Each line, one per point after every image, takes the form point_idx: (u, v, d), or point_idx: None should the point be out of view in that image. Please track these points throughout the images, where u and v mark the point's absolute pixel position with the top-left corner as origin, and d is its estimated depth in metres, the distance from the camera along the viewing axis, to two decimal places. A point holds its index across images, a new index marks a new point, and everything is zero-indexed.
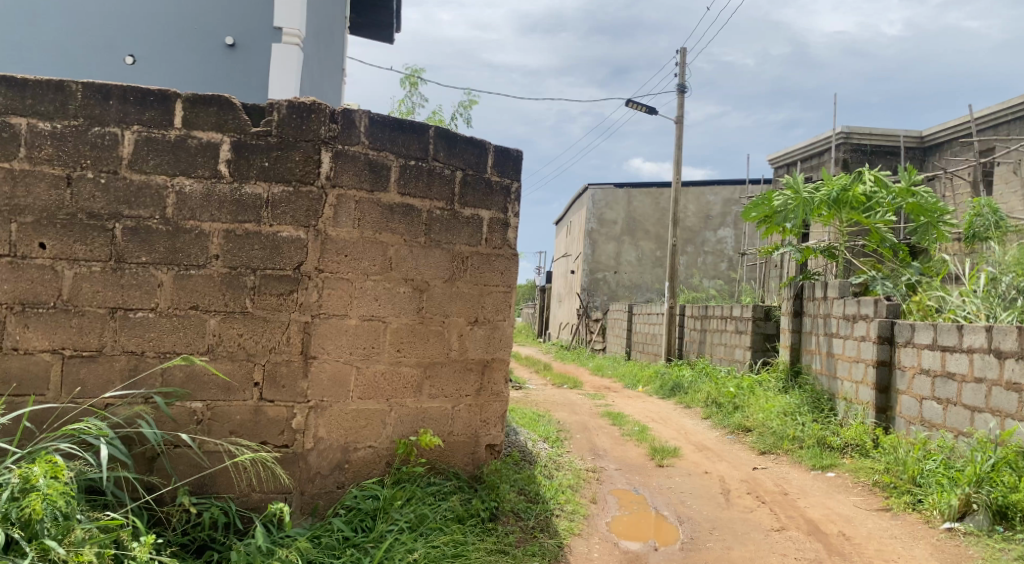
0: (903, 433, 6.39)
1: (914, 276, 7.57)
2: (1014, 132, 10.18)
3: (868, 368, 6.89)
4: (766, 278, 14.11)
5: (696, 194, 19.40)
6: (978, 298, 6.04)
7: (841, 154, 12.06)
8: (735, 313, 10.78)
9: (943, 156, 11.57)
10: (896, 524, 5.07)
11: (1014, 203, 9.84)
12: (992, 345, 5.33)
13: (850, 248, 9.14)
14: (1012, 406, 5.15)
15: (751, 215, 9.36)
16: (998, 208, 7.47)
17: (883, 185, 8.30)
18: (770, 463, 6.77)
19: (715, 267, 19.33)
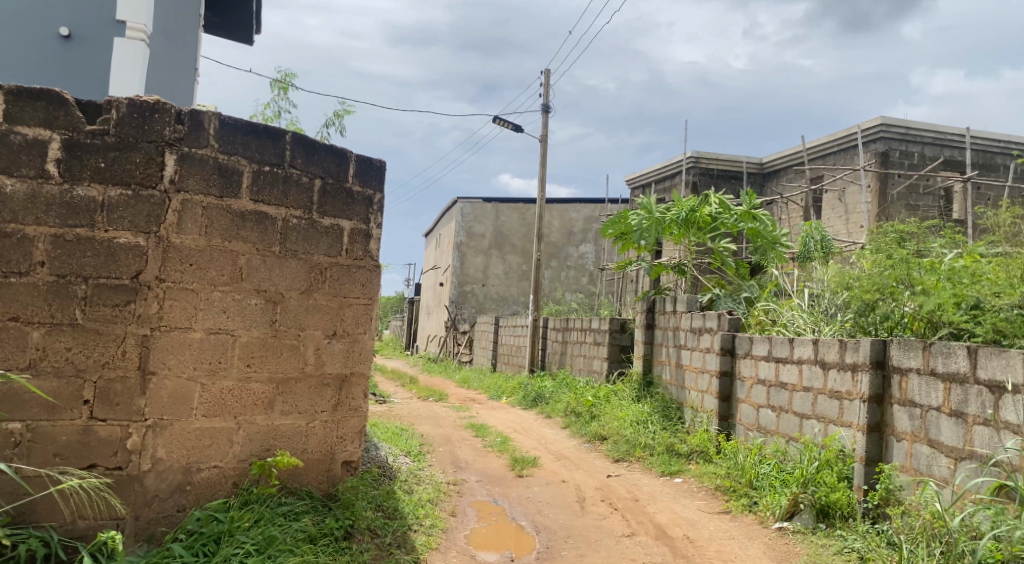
0: (741, 439, 6.77)
1: (751, 292, 8.05)
2: (840, 162, 11.05)
3: (711, 379, 7.25)
4: (625, 293, 14.62)
5: (560, 210, 19.87)
6: (805, 313, 6.52)
7: (691, 177, 12.74)
8: (593, 326, 11.09)
9: (780, 182, 12.40)
10: (735, 526, 5.34)
11: (838, 227, 10.79)
12: (818, 357, 5.68)
13: (697, 265, 9.58)
14: (833, 412, 5.45)
15: (608, 231, 9.61)
16: (825, 231, 8.11)
17: (726, 207, 8.81)
18: (623, 470, 6.99)
19: (577, 281, 19.84)
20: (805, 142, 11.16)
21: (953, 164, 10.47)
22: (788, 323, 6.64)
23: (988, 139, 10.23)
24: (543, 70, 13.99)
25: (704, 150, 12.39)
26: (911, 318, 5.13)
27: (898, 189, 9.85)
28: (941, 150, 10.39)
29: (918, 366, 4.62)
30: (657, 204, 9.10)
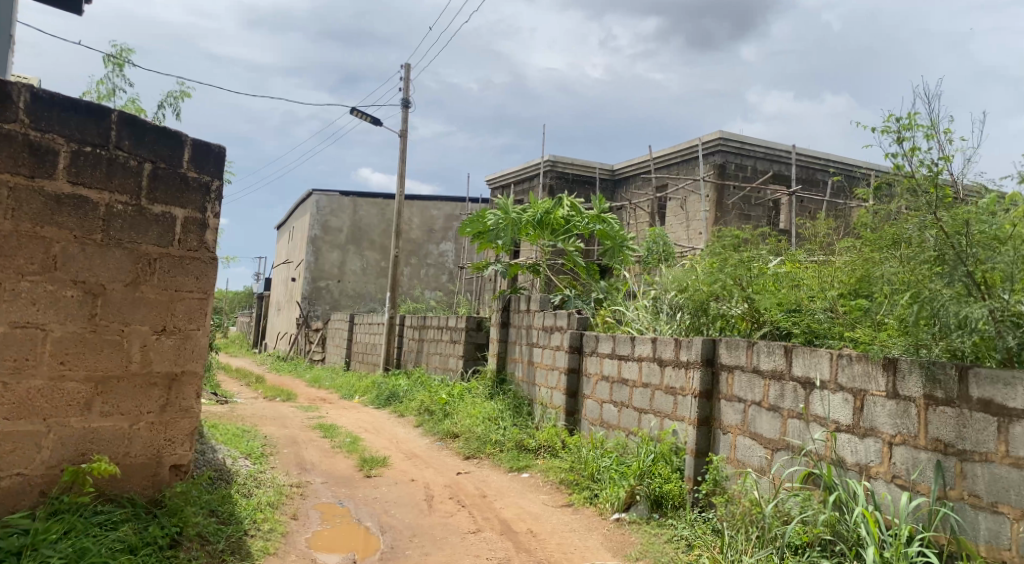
0: (586, 434, 6.95)
1: (600, 292, 8.26)
2: (683, 171, 11.58)
3: (560, 376, 7.41)
4: (483, 291, 14.70)
5: (420, 207, 19.64)
6: (647, 313, 6.79)
7: (547, 180, 13.02)
8: (450, 324, 11.06)
9: (630, 188, 12.84)
10: (576, 518, 5.47)
11: (680, 233, 11.33)
12: (657, 354, 5.91)
13: (551, 266, 9.71)
14: (668, 407, 5.69)
15: (465, 231, 9.58)
16: (667, 236, 8.40)
17: (578, 210, 9.03)
18: (473, 467, 7.01)
19: (436, 279, 19.74)
20: (652, 152, 11.63)
21: (781, 178, 11.25)
22: (632, 323, 6.89)
23: (813, 156, 11.04)
24: (404, 65, 13.82)
25: (560, 154, 12.67)
26: (740, 318, 5.42)
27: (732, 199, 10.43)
28: (771, 164, 11.12)
29: (743, 363, 4.89)
30: (514, 205, 9.19)
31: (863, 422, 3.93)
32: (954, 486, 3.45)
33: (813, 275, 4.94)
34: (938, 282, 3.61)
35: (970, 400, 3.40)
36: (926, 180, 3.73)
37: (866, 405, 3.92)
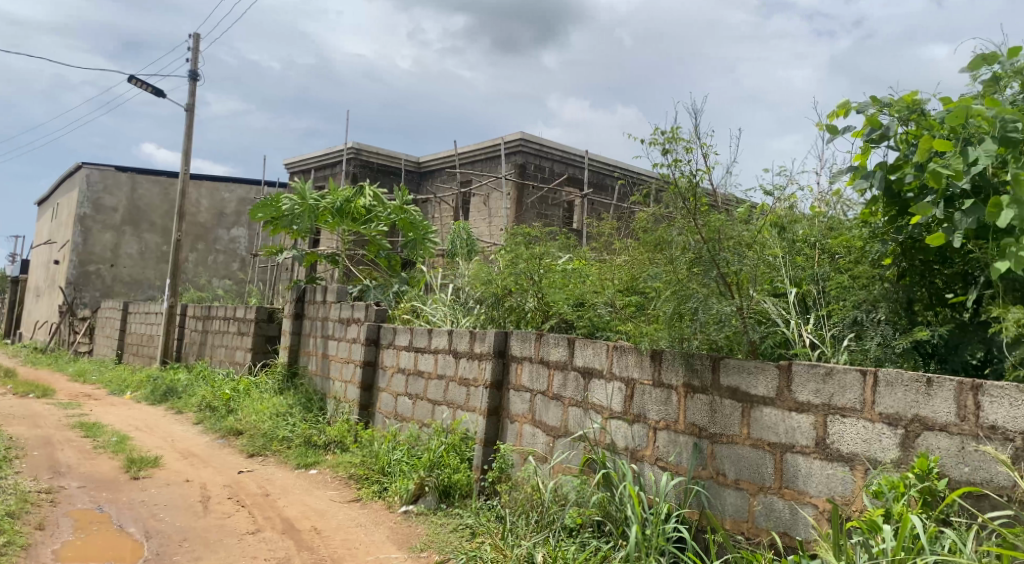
0: (380, 428, 6.84)
1: (400, 285, 8.13)
2: (486, 168, 11.73)
3: (355, 369, 7.24)
4: (277, 281, 14.07)
5: (211, 188, 18.38)
6: (445, 307, 6.80)
7: (350, 168, 12.71)
8: (238, 315, 10.46)
9: (435, 182, 12.81)
10: (364, 512, 5.36)
11: (483, 228, 11.43)
12: (451, 347, 5.92)
13: (351, 256, 9.47)
14: (461, 399, 5.73)
15: (257, 215, 9.01)
16: (470, 231, 8.50)
17: (380, 200, 8.85)
18: (256, 465, 6.66)
19: (226, 266, 18.64)
20: (457, 146, 11.65)
21: (575, 181, 11.72)
22: (429, 316, 6.86)
23: (602, 161, 11.60)
24: (193, 34, 12.89)
25: (362, 142, 12.40)
26: (534, 314, 5.55)
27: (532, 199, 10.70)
28: (566, 167, 11.57)
29: (531, 354, 5.04)
30: (312, 190, 8.77)
31: (633, 409, 4.17)
32: (705, 466, 3.72)
33: (599, 271, 5.15)
34: (698, 278, 3.89)
35: (719, 386, 3.69)
36: (687, 188, 3.98)
37: (636, 393, 4.16)
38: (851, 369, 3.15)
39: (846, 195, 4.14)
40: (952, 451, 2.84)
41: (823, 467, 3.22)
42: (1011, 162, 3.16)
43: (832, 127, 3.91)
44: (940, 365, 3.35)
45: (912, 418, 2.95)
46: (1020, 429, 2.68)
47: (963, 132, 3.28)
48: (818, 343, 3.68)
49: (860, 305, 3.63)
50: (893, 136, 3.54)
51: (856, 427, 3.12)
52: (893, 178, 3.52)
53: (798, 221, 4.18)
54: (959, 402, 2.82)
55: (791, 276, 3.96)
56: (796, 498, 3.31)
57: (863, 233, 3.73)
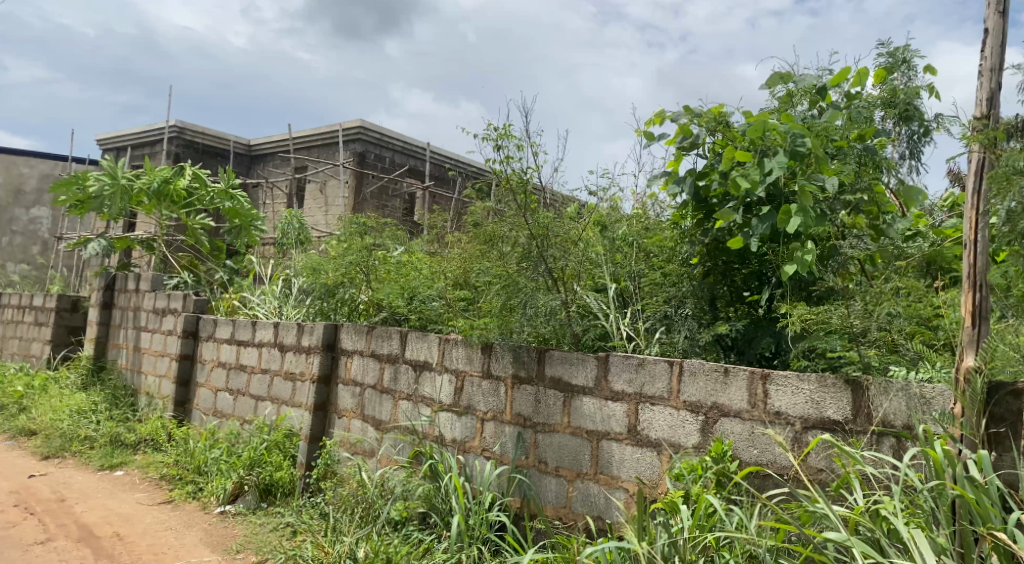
0: (197, 426, 6.49)
1: (225, 274, 7.73)
2: (323, 154, 11.28)
3: (171, 363, 6.82)
4: (84, 267, 12.99)
5: (7, 163, 16.61)
6: (274, 298, 6.54)
7: (171, 147, 11.93)
8: (35, 303, 9.56)
9: (267, 166, 12.26)
10: (174, 515, 5.06)
11: (318, 217, 11.09)
12: (277, 340, 5.72)
13: (169, 241, 8.89)
14: (286, 394, 5.54)
15: (58, 199, 8.22)
16: (303, 219, 8.02)
17: (202, 181, 8.29)
18: (52, 468, 6.11)
19: (24, 249, 16.96)
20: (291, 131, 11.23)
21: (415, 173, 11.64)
22: (256, 307, 6.58)
23: (444, 155, 11.61)
24: None
25: (185, 122, 11.69)
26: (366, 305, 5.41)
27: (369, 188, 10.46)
28: (407, 159, 11.43)
29: (361, 348, 4.97)
30: (123, 169, 8.13)
31: (461, 401, 4.22)
32: (527, 455, 3.84)
33: (431, 263, 5.12)
34: (526, 274, 4.01)
35: (543, 377, 3.82)
36: (518, 184, 4.09)
37: (465, 386, 4.21)
38: (660, 360, 3.36)
39: (661, 198, 4.38)
40: (743, 435, 3.10)
41: (634, 452, 3.42)
42: (798, 175, 3.53)
43: (648, 133, 4.16)
44: (739, 356, 3.63)
45: (712, 405, 3.19)
46: (800, 414, 2.97)
47: (760, 144, 3.59)
48: (634, 336, 3.86)
49: (670, 301, 3.87)
50: (702, 145, 3.81)
51: (664, 414, 3.33)
52: (701, 185, 3.82)
53: (620, 220, 4.32)
54: (751, 390, 3.09)
55: (612, 272, 4.17)
56: (609, 483, 3.49)
57: (674, 234, 4.00)
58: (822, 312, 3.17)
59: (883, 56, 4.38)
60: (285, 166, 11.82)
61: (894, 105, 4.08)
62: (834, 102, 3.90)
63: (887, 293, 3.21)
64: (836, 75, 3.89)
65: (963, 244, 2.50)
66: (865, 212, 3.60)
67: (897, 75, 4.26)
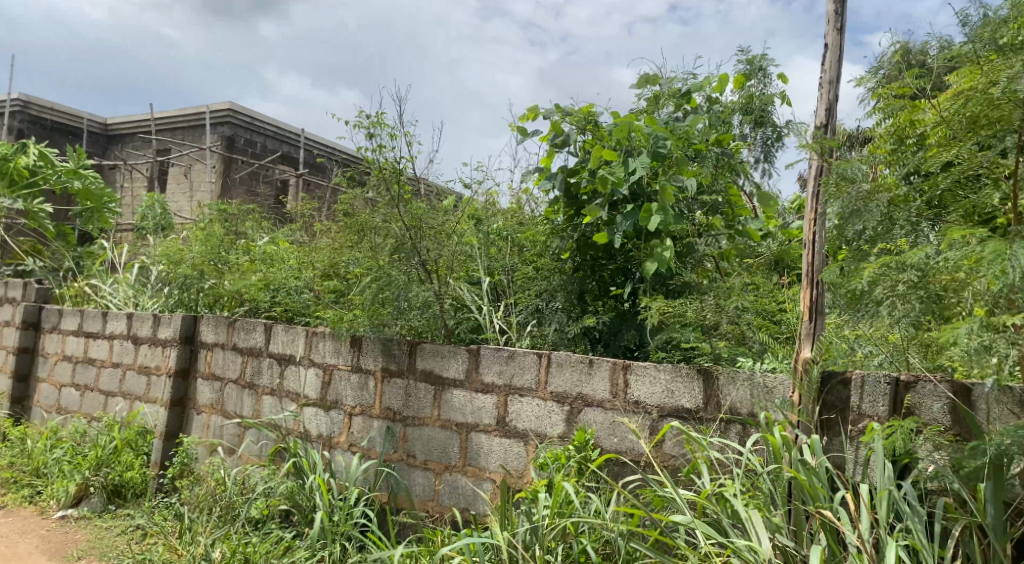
0: (37, 425, 6.06)
1: (75, 260, 7.22)
2: (188, 137, 10.72)
3: (8, 356, 6.32)
4: None
5: None
6: (128, 287, 6.17)
7: (14, 123, 11.03)
8: None
9: (124, 148, 11.56)
10: (8, 521, 4.69)
11: (182, 203, 10.57)
12: (130, 332, 5.42)
13: (9, 223, 8.21)
14: (140, 389, 5.27)
15: None
16: (166, 204, 7.65)
17: (48, 160, 7.72)
18: None
19: None
20: (151, 111, 10.62)
21: (289, 159, 11.25)
22: (108, 297, 6.20)
23: (321, 142, 11.29)
24: None
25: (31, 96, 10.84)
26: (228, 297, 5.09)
27: (238, 174, 10.03)
28: (279, 144, 11.04)
29: (223, 341, 4.79)
30: None
31: (329, 396, 4.15)
32: (396, 449, 3.82)
33: (299, 254, 4.97)
34: (399, 265, 3.97)
35: (414, 370, 3.81)
36: (392, 174, 4.00)
37: (334, 380, 4.14)
38: (529, 352, 3.42)
39: (536, 194, 4.46)
40: (605, 424, 3.21)
41: (501, 442, 3.47)
42: (660, 174, 3.67)
43: (522, 128, 4.21)
44: (604, 349, 3.73)
45: (576, 396, 3.28)
46: (657, 403, 3.11)
47: (627, 144, 3.73)
48: (506, 328, 3.90)
49: (542, 294, 3.93)
50: (573, 144, 3.91)
51: (531, 405, 3.40)
52: (572, 181, 3.91)
53: (496, 215, 4.40)
54: (613, 380, 3.20)
55: (486, 266, 4.20)
56: (476, 475, 3.52)
57: (546, 229, 4.04)
58: (678, 305, 3.31)
59: (742, 63, 4.61)
60: (146, 147, 11.18)
61: (750, 111, 4.35)
62: (697, 105, 4.08)
63: (735, 289, 3.40)
64: (700, 81, 4.08)
65: (805, 242, 2.76)
66: (721, 213, 3.78)
67: (754, 81, 4.50)
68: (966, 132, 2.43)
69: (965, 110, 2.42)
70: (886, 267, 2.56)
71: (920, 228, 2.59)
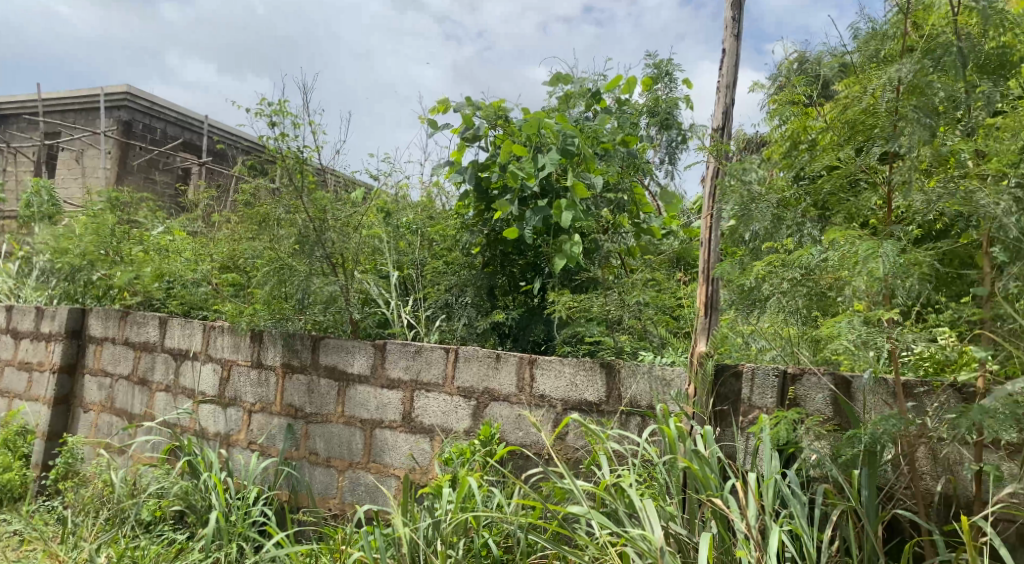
0: None
1: None
2: (80, 120, 10.08)
3: None
4: None
5: None
6: (9, 278, 5.80)
7: None
8: None
9: (9, 130, 10.88)
10: None
11: (72, 190, 10.03)
12: (10, 326, 5.14)
13: None
14: (20, 386, 4.99)
15: None
16: (54, 190, 7.23)
17: None
18: None
19: None
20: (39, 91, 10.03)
21: (192, 147, 10.80)
22: None
23: (224, 130, 10.90)
24: None
25: None
26: (119, 288, 4.84)
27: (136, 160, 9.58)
28: (182, 131, 10.60)
29: (113, 335, 4.58)
30: None
31: (227, 392, 4.02)
32: (298, 447, 3.72)
33: (194, 246, 4.78)
34: (302, 261, 3.83)
35: (317, 366, 3.72)
36: (295, 164, 3.89)
37: (232, 375, 4.01)
38: (436, 347, 3.40)
39: (446, 187, 4.42)
40: (510, 418, 3.22)
41: (406, 438, 3.43)
42: (569, 171, 3.68)
43: (432, 120, 4.17)
44: (514, 344, 3.74)
45: (483, 390, 3.28)
46: (562, 396, 3.14)
47: (536, 140, 3.73)
48: (414, 323, 3.86)
49: (451, 289, 3.90)
50: (484, 138, 3.90)
51: (437, 400, 3.37)
52: (483, 176, 3.86)
53: (405, 209, 4.31)
54: (519, 374, 3.21)
55: (394, 260, 4.13)
56: (380, 472, 3.47)
57: (456, 223, 4.00)
58: (584, 300, 3.36)
59: (650, 67, 4.71)
60: (31, 129, 10.52)
61: (657, 114, 4.43)
62: (606, 106, 4.13)
63: (639, 284, 3.45)
64: (610, 82, 4.15)
65: (702, 241, 2.94)
66: (627, 211, 3.79)
67: (660, 85, 4.59)
68: (846, 135, 2.57)
69: (843, 118, 2.57)
70: (773, 266, 2.69)
71: (804, 228, 2.66)
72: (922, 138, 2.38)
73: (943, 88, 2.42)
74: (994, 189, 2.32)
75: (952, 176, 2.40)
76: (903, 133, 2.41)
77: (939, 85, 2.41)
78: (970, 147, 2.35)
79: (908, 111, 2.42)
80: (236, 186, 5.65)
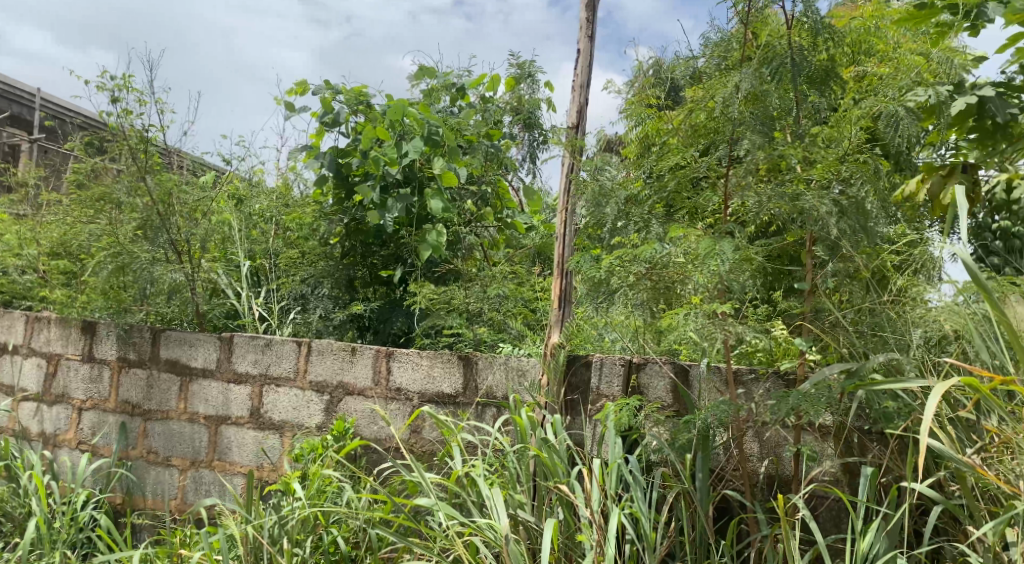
0: None
1: None
2: None
3: None
4: None
5: None
6: None
7: None
8: None
9: None
10: None
11: None
12: None
13: None
14: None
15: None
16: None
17: None
18: None
19: None
20: None
21: (20, 122, 9.85)
22: None
23: (58, 105, 10.09)
24: None
25: None
26: None
27: None
28: (8, 105, 9.68)
29: None
30: None
31: (54, 389, 3.75)
32: (134, 446, 3.52)
33: (14, 229, 4.39)
34: (142, 246, 3.58)
35: (157, 360, 3.53)
36: (138, 144, 3.58)
37: (60, 371, 3.75)
38: (288, 340, 3.29)
39: (303, 173, 4.30)
40: (365, 413, 3.16)
41: (254, 436, 3.30)
42: (432, 160, 3.66)
43: (290, 103, 4.04)
44: (374, 336, 3.64)
45: (337, 384, 3.21)
46: (418, 389, 3.12)
47: (399, 128, 3.67)
48: (266, 315, 3.71)
49: (306, 281, 3.76)
50: (344, 124, 3.80)
51: (288, 396, 3.27)
52: (342, 163, 3.76)
53: (259, 196, 4.16)
54: (375, 367, 3.16)
55: (247, 250, 3.98)
56: (224, 470, 3.33)
57: (313, 211, 3.86)
58: (444, 292, 3.39)
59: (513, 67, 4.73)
60: None
61: (520, 112, 4.50)
62: (471, 101, 4.16)
63: (498, 277, 3.49)
64: (475, 78, 4.17)
65: (556, 235, 3.02)
66: (490, 205, 3.89)
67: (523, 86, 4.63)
68: (691, 140, 2.71)
69: (688, 122, 2.69)
70: (622, 258, 2.77)
71: (650, 224, 2.74)
72: (758, 144, 2.54)
73: (777, 97, 2.59)
74: (820, 193, 2.47)
75: (785, 179, 2.56)
76: (742, 138, 2.56)
77: (774, 94, 2.57)
78: (799, 151, 2.53)
79: (745, 118, 2.58)
80: (69, 166, 5.23)
